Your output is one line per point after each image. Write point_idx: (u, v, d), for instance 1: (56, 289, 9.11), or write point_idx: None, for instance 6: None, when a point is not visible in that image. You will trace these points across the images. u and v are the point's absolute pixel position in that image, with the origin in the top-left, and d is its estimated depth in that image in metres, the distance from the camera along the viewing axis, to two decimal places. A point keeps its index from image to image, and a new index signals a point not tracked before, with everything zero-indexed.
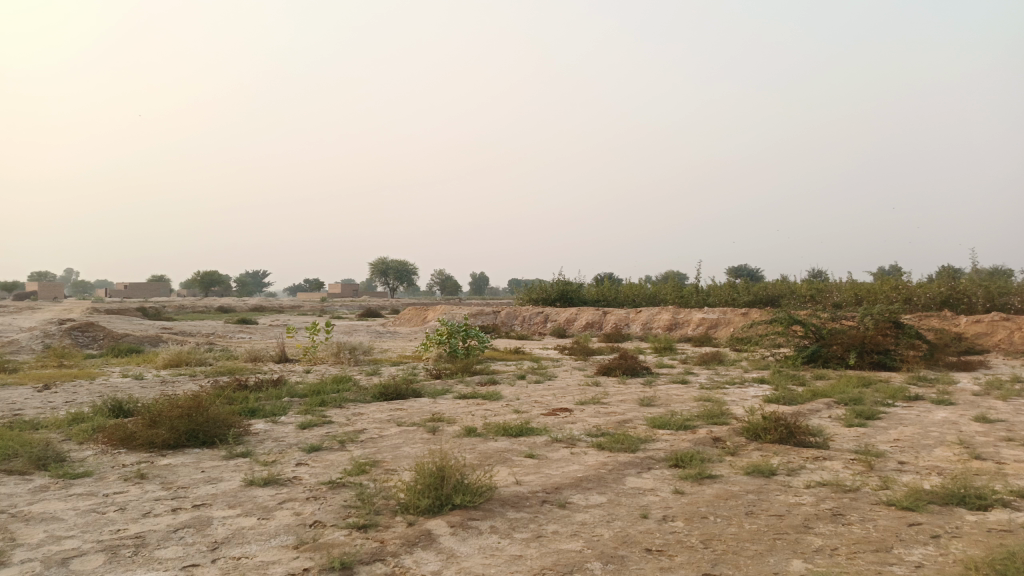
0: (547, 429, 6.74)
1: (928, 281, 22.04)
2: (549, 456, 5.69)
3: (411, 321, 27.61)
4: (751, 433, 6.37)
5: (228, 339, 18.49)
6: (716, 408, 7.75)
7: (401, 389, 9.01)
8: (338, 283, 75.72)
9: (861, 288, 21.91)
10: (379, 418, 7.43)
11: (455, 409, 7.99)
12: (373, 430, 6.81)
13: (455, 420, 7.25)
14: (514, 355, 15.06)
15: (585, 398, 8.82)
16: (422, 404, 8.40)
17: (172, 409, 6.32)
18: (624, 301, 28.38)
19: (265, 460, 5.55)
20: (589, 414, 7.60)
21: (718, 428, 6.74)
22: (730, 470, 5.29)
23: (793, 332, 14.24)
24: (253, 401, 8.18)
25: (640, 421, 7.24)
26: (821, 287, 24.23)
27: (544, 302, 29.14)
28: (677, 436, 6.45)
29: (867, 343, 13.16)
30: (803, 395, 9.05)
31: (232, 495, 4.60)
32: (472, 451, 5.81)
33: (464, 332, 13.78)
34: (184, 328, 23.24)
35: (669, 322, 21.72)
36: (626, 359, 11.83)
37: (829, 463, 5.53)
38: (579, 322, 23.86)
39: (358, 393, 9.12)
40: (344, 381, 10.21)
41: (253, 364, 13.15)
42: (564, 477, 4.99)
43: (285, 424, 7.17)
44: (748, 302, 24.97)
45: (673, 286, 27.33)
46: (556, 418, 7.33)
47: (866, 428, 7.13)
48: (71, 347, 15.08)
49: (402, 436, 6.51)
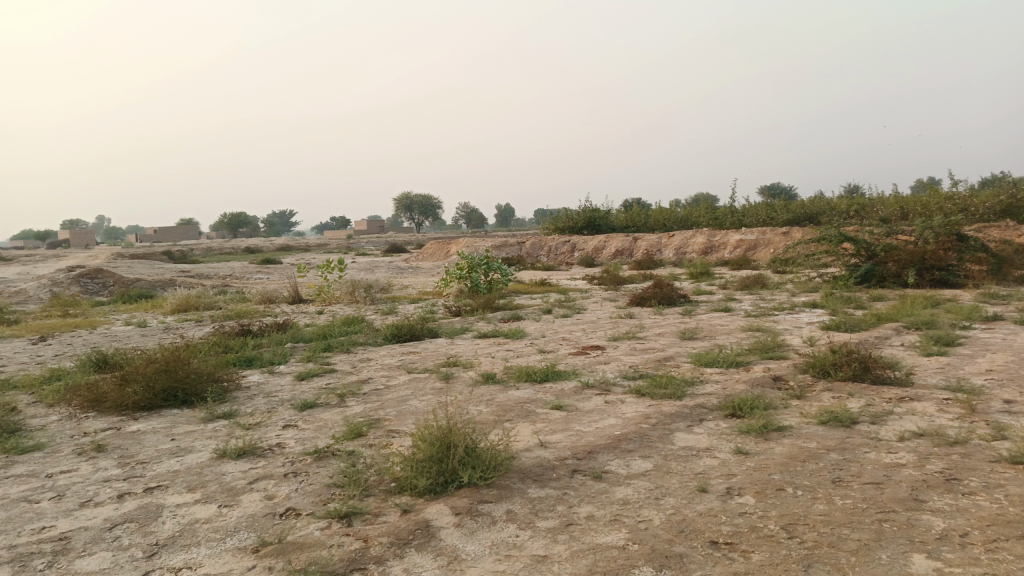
0: (577, 372, 5.84)
1: (983, 188, 20.47)
2: (581, 407, 4.81)
3: (434, 255, 26.74)
4: (818, 369, 5.40)
5: (244, 280, 17.85)
6: (770, 340, 6.78)
7: (415, 329, 8.17)
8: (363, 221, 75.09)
9: (909, 202, 20.46)
10: (388, 364, 6.61)
11: (473, 351, 7.13)
12: (379, 378, 6.01)
13: (473, 364, 6.41)
14: (541, 288, 14.15)
15: (619, 333, 7.90)
16: (437, 346, 7.58)
17: (147, 363, 5.55)
18: (655, 226, 27.13)
19: (247, 423, 4.76)
20: (624, 353, 6.70)
21: (776, 364, 5.80)
22: (801, 419, 4.35)
23: (843, 251, 13.07)
24: (250, 350, 7.41)
25: (683, 359, 6.33)
26: (864, 202, 22.74)
27: (571, 231, 27.97)
28: (729, 376, 5.53)
29: (927, 259, 12.01)
30: (867, 319, 8.01)
31: (198, 473, 3.80)
32: (489, 403, 4.96)
33: (486, 265, 12.89)
34: (201, 270, 22.66)
35: (705, 246, 20.52)
36: (662, 287, 10.84)
37: (919, 407, 4.57)
38: (607, 250, 22.75)
39: (369, 336, 8.30)
40: (356, 322, 9.42)
41: (264, 307, 12.45)
42: (599, 435, 4.10)
43: (282, 375, 6.38)
44: (786, 221, 23.62)
45: (706, 208, 26.00)
46: (586, 359, 6.43)
47: (950, 357, 6.12)
48: (81, 296, 14.52)
49: (412, 386, 5.68)
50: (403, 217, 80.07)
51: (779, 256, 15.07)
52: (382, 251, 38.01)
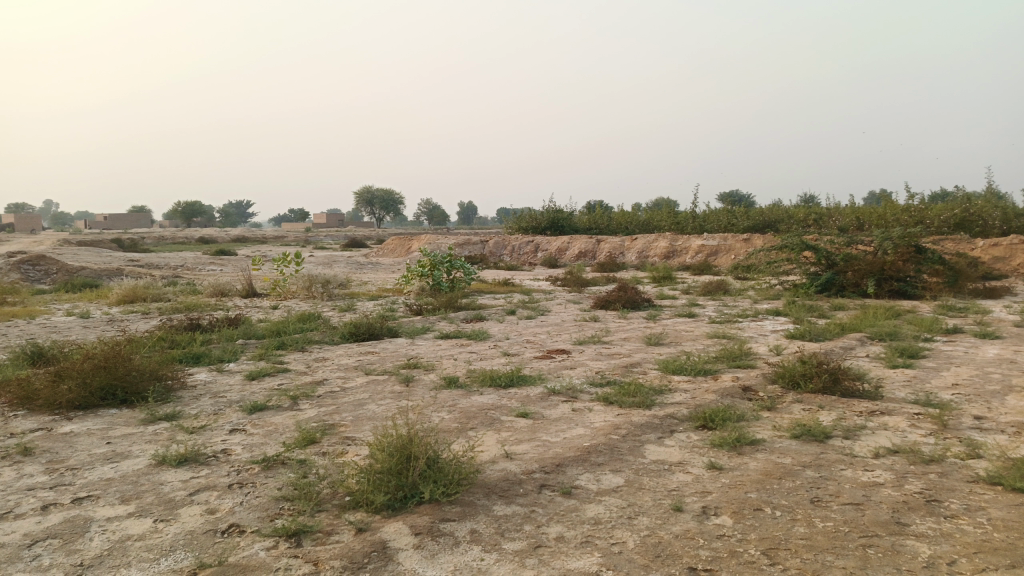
0: (542, 378, 5.65)
1: (937, 201, 20.93)
2: (547, 415, 4.62)
3: (395, 251, 26.34)
4: (788, 380, 5.30)
5: (196, 272, 17.26)
6: (737, 348, 6.68)
7: (373, 328, 7.89)
8: (323, 214, 73.96)
9: (866, 213, 20.81)
10: (345, 365, 6.33)
11: (434, 353, 6.89)
12: (335, 380, 5.72)
13: (434, 366, 6.18)
14: (503, 288, 13.94)
15: (584, 337, 7.74)
16: (397, 346, 7.31)
17: (85, 359, 5.17)
18: (617, 229, 27.16)
19: (191, 426, 4.44)
20: (589, 357, 6.54)
21: (745, 374, 5.69)
22: (773, 432, 4.23)
23: (805, 259, 13.15)
24: (199, 346, 7.04)
25: (650, 365, 6.18)
26: (823, 211, 23.08)
27: (534, 231, 27.84)
28: (698, 385, 5.40)
29: (886, 270, 12.17)
30: (830, 329, 8.00)
31: (133, 481, 3.49)
32: (451, 409, 4.73)
33: (448, 263, 12.64)
34: (152, 260, 21.94)
35: (667, 250, 20.56)
36: (626, 291, 10.74)
37: (891, 422, 4.49)
38: (570, 252, 22.66)
39: (325, 334, 7.98)
40: (312, 319, 9.08)
41: (216, 300, 11.99)
42: (567, 446, 3.91)
43: (232, 374, 6.05)
44: (746, 228, 23.84)
45: (668, 213, 26.12)
46: (551, 364, 6.24)
47: (915, 369, 6.10)
48: (20, 283, 13.82)
49: (369, 389, 5.42)
50: (364, 211, 79.06)
51: (741, 263, 15.12)
52: (342, 246, 37.42)
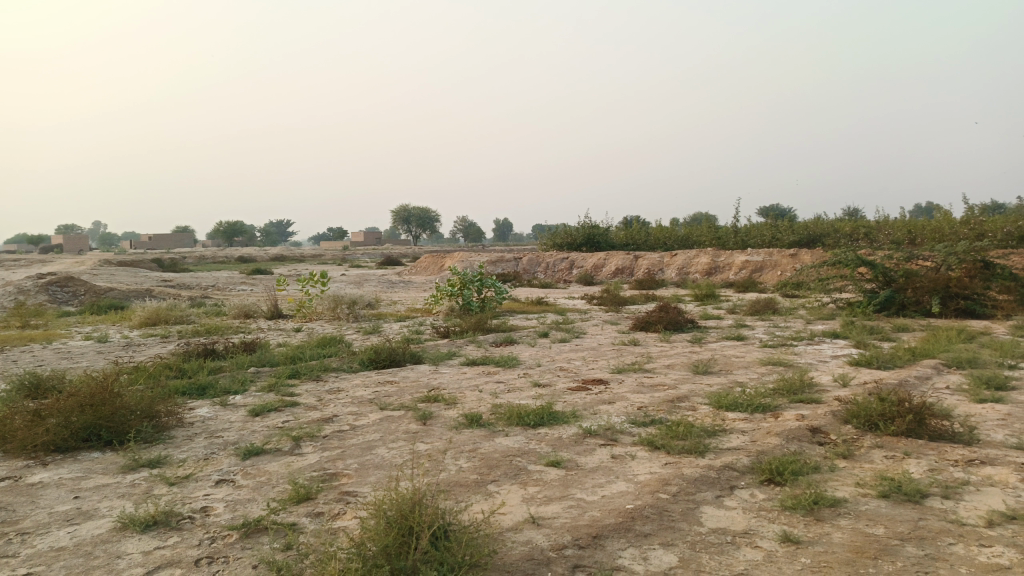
0: (577, 414, 4.98)
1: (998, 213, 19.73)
2: (583, 464, 3.96)
3: (428, 269, 25.92)
4: (863, 420, 4.55)
5: (226, 292, 16.96)
6: (798, 378, 5.92)
7: (395, 354, 7.33)
8: (359, 232, 74.38)
9: (920, 226, 19.70)
10: (359, 398, 5.75)
11: (458, 383, 6.27)
12: (346, 416, 5.15)
13: (456, 400, 5.56)
14: (537, 308, 13.31)
15: (624, 364, 7.05)
16: (419, 375, 6.72)
17: (68, 396, 4.67)
18: (655, 245, 26.36)
19: (174, 475, 3.89)
20: (630, 389, 5.85)
21: (811, 411, 4.95)
22: (855, 490, 3.51)
23: (860, 276, 12.26)
24: (206, 377, 6.53)
25: (700, 399, 5.47)
26: (873, 224, 21.99)
27: (570, 247, 27.18)
28: (757, 425, 4.69)
29: (951, 287, 11.24)
30: (899, 355, 7.17)
31: (88, 552, 2.94)
32: (472, 455, 4.10)
33: (479, 282, 12.07)
34: (185, 280, 21.88)
35: (708, 266, 19.73)
36: (668, 312, 10.01)
37: (999, 475, 3.72)
38: (607, 268, 21.94)
39: (343, 360, 7.44)
40: (333, 343, 8.57)
41: (239, 322, 11.57)
42: (606, 508, 3.25)
43: (235, 408, 5.51)
44: (791, 243, 22.84)
45: (708, 227, 25.26)
46: (587, 397, 5.57)
47: (1009, 404, 5.28)
48: (47, 306, 13.63)
49: (382, 428, 4.82)
50: (399, 228, 79.28)
51: (789, 279, 14.26)
52: (378, 265, 37.29)
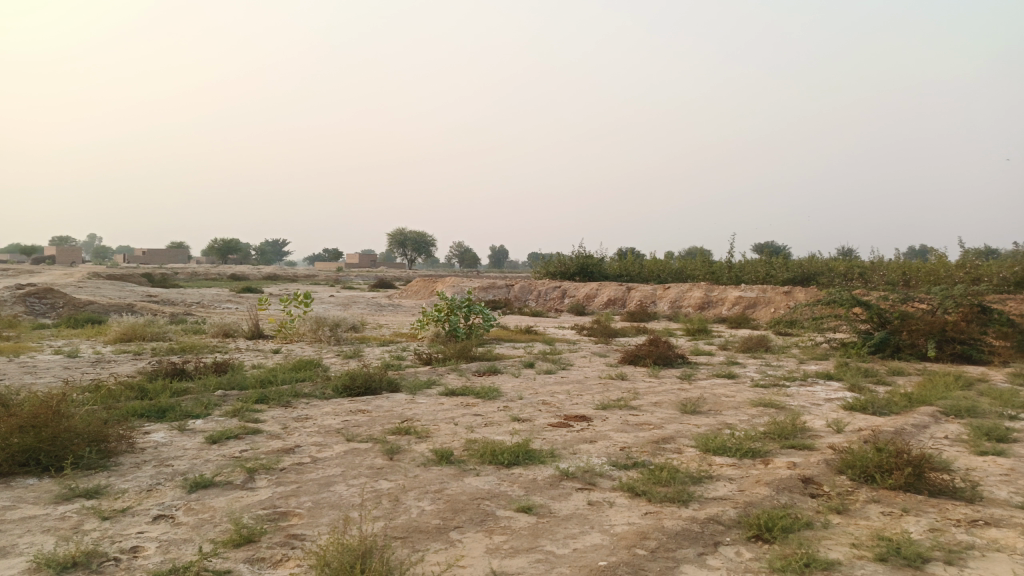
0: (555, 454, 4.68)
1: (993, 258, 19.62)
2: (556, 511, 3.65)
3: (418, 293, 25.63)
4: (859, 471, 4.26)
5: (209, 310, 16.62)
6: (790, 421, 5.63)
7: (370, 380, 7.02)
8: (354, 254, 74.15)
9: (915, 268, 19.58)
10: (326, 427, 5.43)
11: (433, 414, 5.96)
12: (309, 447, 4.83)
13: (429, 433, 5.25)
14: (525, 337, 13.02)
15: (609, 399, 6.75)
16: (394, 404, 6.40)
17: (7, 416, 4.35)
18: (649, 277, 26.18)
19: (109, 509, 3.56)
20: (614, 428, 5.55)
21: (803, 458, 4.65)
22: (851, 551, 3.21)
23: (854, 316, 12.03)
24: (169, 399, 6.20)
25: (686, 441, 5.17)
26: (867, 265, 21.86)
27: (563, 276, 26.97)
28: (746, 472, 4.39)
29: (947, 331, 11.01)
30: (895, 400, 6.89)
31: None
32: (437, 497, 3.79)
33: (466, 308, 11.79)
34: (170, 296, 21.51)
35: (701, 301, 19.51)
36: (658, 346, 9.73)
37: (1005, 539, 3.43)
38: (599, 299, 21.70)
39: (317, 386, 7.13)
40: (309, 366, 8.25)
41: (217, 341, 11.24)
42: (576, 565, 2.95)
43: (193, 434, 5.19)
44: (784, 280, 22.68)
45: (702, 261, 25.10)
46: (568, 435, 5.27)
47: (1011, 457, 5.00)
48: (22, 317, 13.26)
49: (345, 461, 4.50)
50: (395, 252, 79.12)
51: (782, 317, 14.03)
52: (369, 286, 37.02)
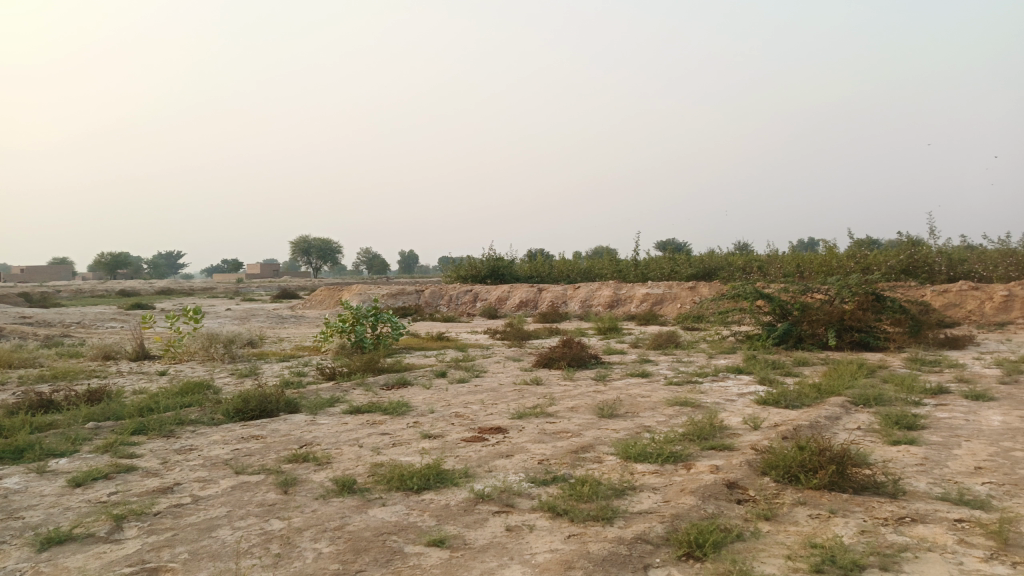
0: (469, 473, 4.32)
1: (879, 249, 20.69)
2: (471, 541, 3.30)
3: (323, 302, 24.69)
4: (782, 472, 4.12)
5: (91, 330, 15.33)
6: (708, 421, 5.49)
7: (266, 402, 6.44)
8: (256, 265, 71.34)
9: (810, 260, 20.39)
10: (214, 460, 4.87)
11: (336, 436, 5.48)
12: (192, 485, 4.27)
13: (330, 459, 4.78)
14: (436, 344, 12.60)
15: (524, 407, 6.46)
16: (292, 427, 5.87)
17: None
18: (558, 277, 26.23)
19: None
20: (530, 439, 5.24)
21: (726, 461, 4.48)
22: (785, 564, 3.01)
23: (758, 309, 12.27)
24: (28, 436, 5.43)
25: (606, 449, 4.93)
26: (765, 258, 22.64)
27: (473, 280, 26.66)
28: (670, 480, 4.17)
29: (846, 319, 11.37)
30: (806, 392, 6.91)
31: None
32: (336, 536, 3.36)
33: (373, 317, 11.26)
34: (47, 316, 19.80)
35: (611, 299, 19.62)
36: (571, 348, 9.54)
37: (933, 536, 3.33)
38: (510, 301, 21.51)
39: (205, 411, 6.49)
40: (198, 389, 7.55)
41: (97, 365, 10.26)
42: None
43: (53, 477, 4.52)
44: (689, 276, 23.17)
45: (610, 260, 25.35)
46: (482, 450, 4.92)
47: (923, 445, 5.02)
48: None
49: (233, 499, 3.99)
50: (299, 261, 76.69)
51: (690, 312, 14.20)
52: (274, 297, 35.58)
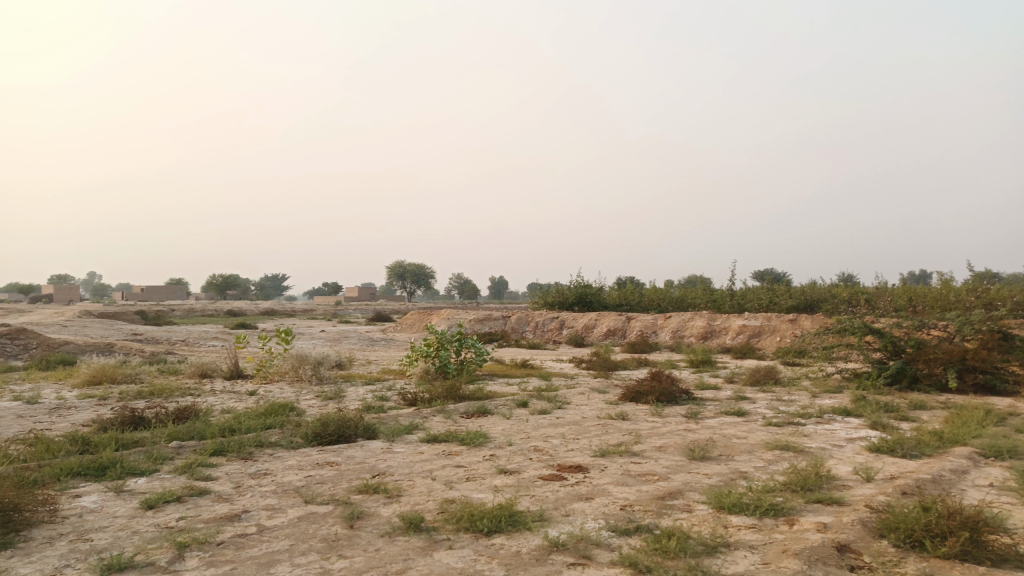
0: (544, 517, 4.00)
1: (1004, 282, 19.04)
2: None
3: (412, 326, 24.95)
4: (903, 536, 3.59)
5: (192, 348, 15.95)
6: (813, 470, 4.95)
7: (344, 427, 6.33)
8: (352, 288, 73.63)
9: (924, 293, 18.99)
10: (285, 487, 4.75)
11: (410, 467, 5.28)
12: (259, 513, 4.15)
13: (402, 492, 4.57)
14: (520, 371, 12.35)
15: (608, 444, 6.07)
16: (367, 455, 5.73)
17: None
18: (648, 306, 25.56)
19: None
20: (613, 480, 4.87)
21: (835, 519, 3.97)
22: None
23: (867, 345, 11.38)
24: (113, 453, 5.50)
25: (697, 497, 4.49)
26: (873, 290, 21.29)
27: (561, 307, 26.35)
28: (769, 538, 3.71)
29: (968, 359, 10.35)
30: (925, 440, 6.21)
31: None
32: None
33: (458, 342, 11.14)
34: (155, 334, 20.84)
35: (704, 330, 18.86)
36: (660, 381, 9.06)
37: None
38: (599, 329, 21.06)
39: (285, 434, 6.45)
40: (282, 411, 7.57)
41: (192, 383, 10.56)
42: None
43: (128, 497, 4.49)
44: (788, 307, 22.06)
45: (704, 290, 24.51)
46: (561, 490, 4.59)
47: None
48: None
49: (297, 532, 3.82)
50: (393, 285, 78.62)
51: (790, 346, 13.38)
52: (366, 320, 36.34)
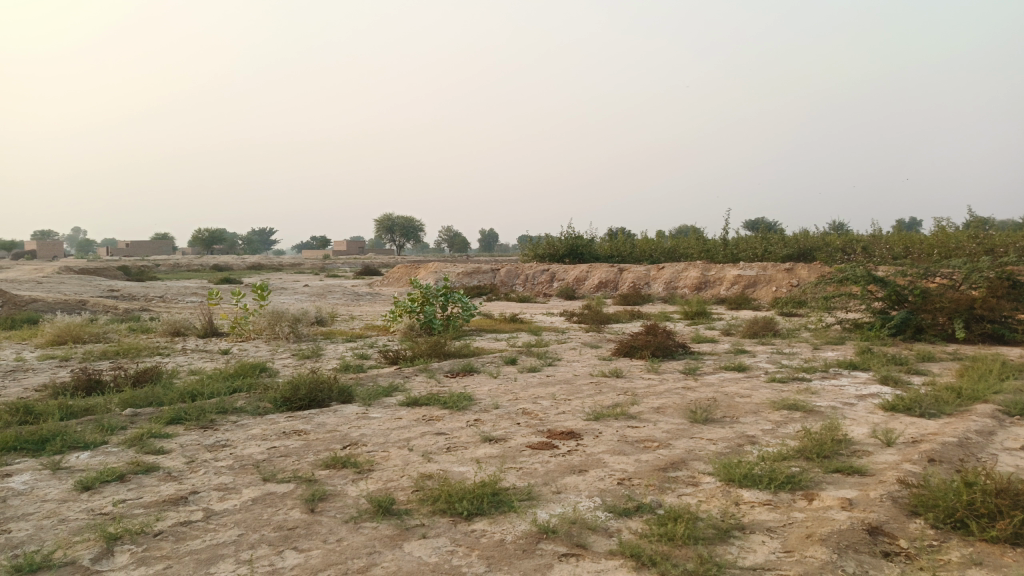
0: (532, 496, 3.52)
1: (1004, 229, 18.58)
2: None
3: (399, 281, 24.38)
4: (943, 515, 3.13)
5: (169, 305, 15.32)
6: (828, 434, 4.49)
7: (316, 391, 5.83)
8: (341, 242, 72.69)
9: (924, 239, 18.50)
10: (244, 462, 4.24)
11: (385, 435, 4.79)
12: (209, 495, 3.65)
13: (373, 466, 4.08)
14: (509, 326, 11.85)
15: (602, 406, 5.59)
16: (341, 422, 5.23)
17: None
18: (640, 257, 25.03)
19: None
20: (609, 449, 4.39)
21: (859, 494, 3.51)
22: None
23: (870, 294, 10.92)
24: (56, 424, 4.97)
25: (703, 468, 4.02)
26: (870, 237, 20.79)
27: (551, 259, 25.81)
28: (788, 519, 3.25)
29: (976, 308, 9.91)
30: (943, 397, 5.76)
31: None
32: None
33: (443, 296, 10.60)
34: (133, 290, 20.14)
35: (698, 281, 18.38)
36: (656, 335, 8.59)
37: None
38: (590, 281, 20.56)
39: (252, 399, 5.94)
40: (252, 372, 7.04)
41: (163, 342, 10.02)
42: None
43: (64, 477, 3.97)
44: (783, 257, 21.57)
45: (697, 240, 23.98)
46: (552, 462, 4.11)
47: None
48: None
49: (249, 518, 3.33)
50: (382, 239, 77.63)
51: (789, 297, 12.91)
52: (354, 275, 35.71)
